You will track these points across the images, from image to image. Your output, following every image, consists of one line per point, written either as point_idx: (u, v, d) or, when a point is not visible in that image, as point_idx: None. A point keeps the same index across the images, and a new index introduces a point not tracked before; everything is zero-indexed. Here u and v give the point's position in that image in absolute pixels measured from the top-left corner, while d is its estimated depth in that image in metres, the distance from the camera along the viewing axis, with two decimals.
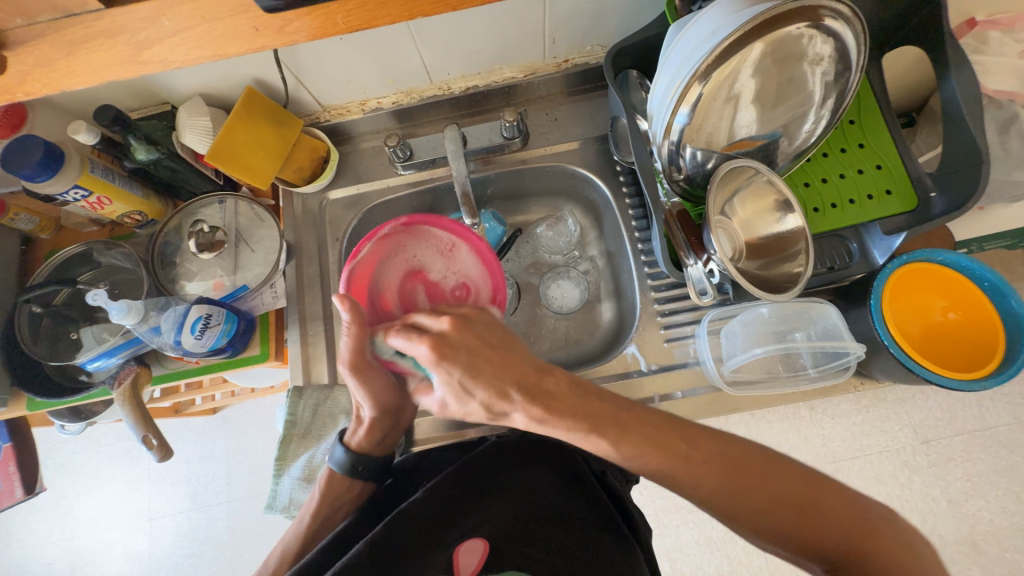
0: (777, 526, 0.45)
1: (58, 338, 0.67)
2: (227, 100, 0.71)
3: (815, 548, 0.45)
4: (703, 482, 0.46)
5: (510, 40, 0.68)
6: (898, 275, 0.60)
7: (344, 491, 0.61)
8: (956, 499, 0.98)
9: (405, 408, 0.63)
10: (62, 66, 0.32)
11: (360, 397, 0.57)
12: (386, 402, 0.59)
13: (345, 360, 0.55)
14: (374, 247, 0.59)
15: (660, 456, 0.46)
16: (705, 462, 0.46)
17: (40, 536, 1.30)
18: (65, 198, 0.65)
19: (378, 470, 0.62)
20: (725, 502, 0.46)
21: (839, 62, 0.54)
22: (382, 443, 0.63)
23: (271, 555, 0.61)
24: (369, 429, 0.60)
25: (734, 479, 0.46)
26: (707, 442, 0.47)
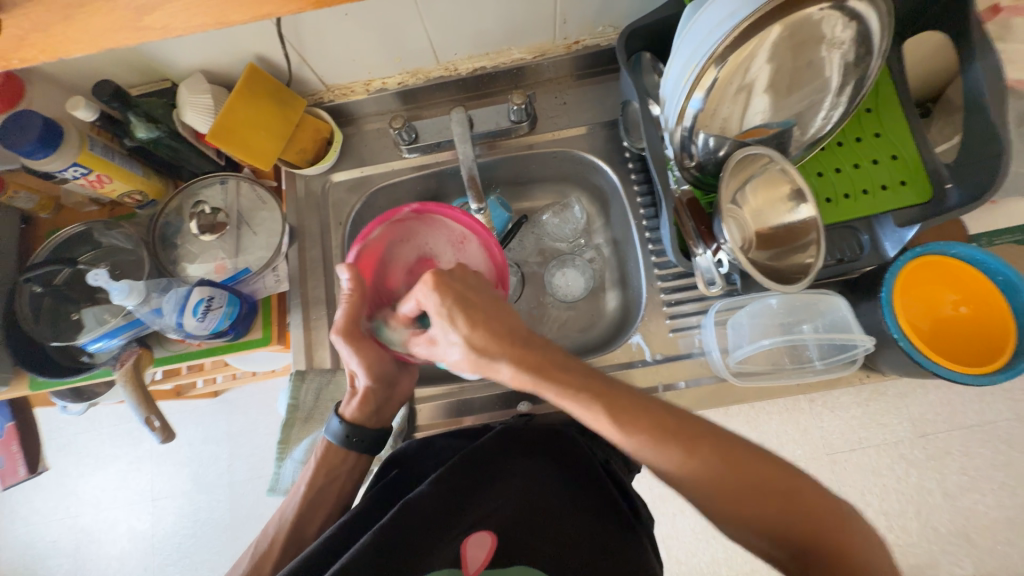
0: (751, 515, 0.46)
1: (59, 317, 0.67)
2: (229, 77, 0.69)
3: (783, 534, 0.46)
4: (685, 470, 0.47)
5: (520, 18, 0.66)
6: (909, 268, 0.59)
7: (340, 461, 0.63)
8: (952, 492, 0.99)
9: (399, 380, 0.64)
10: (59, 32, 0.30)
11: (355, 365, 0.59)
12: (380, 373, 0.61)
13: (339, 328, 0.56)
14: (383, 230, 0.60)
15: (651, 432, 0.47)
16: (693, 449, 0.47)
17: (44, 514, 1.32)
18: (64, 175, 0.63)
19: (375, 441, 0.63)
20: (706, 488, 0.47)
21: (861, 46, 0.52)
22: (378, 414, 0.64)
23: (268, 528, 0.62)
24: (363, 400, 0.62)
25: (717, 464, 0.47)
26: (692, 427, 0.48)
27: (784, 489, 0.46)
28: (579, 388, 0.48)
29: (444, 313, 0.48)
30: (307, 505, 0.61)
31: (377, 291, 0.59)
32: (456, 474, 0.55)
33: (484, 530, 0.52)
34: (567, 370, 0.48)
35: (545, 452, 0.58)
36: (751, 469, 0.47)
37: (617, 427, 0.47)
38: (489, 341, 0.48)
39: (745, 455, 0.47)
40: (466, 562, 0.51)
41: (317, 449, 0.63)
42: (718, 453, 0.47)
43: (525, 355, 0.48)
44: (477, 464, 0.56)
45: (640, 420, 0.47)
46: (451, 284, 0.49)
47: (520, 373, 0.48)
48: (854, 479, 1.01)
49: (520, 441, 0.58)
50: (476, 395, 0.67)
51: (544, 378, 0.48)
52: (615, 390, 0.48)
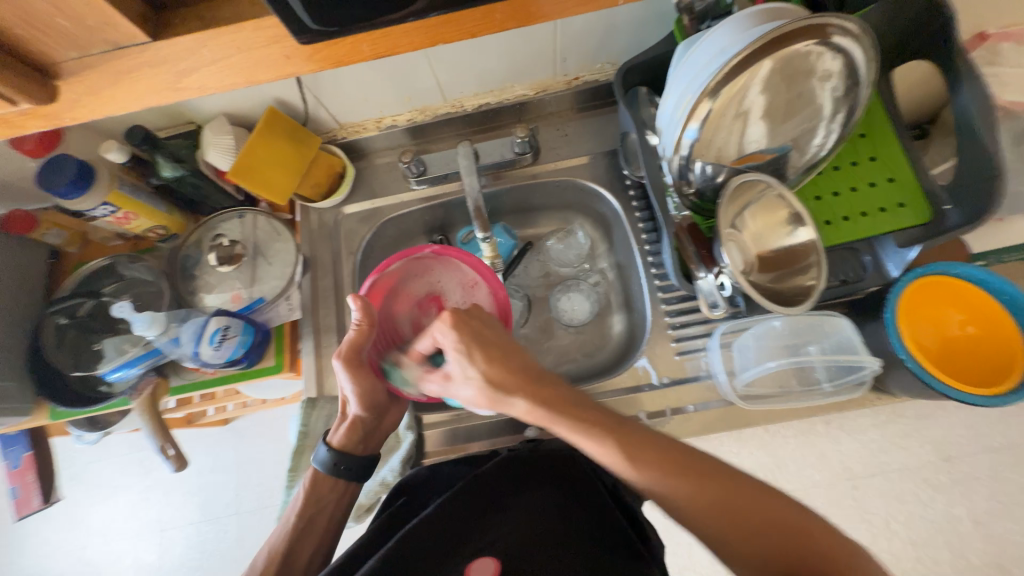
0: (764, 551, 0.44)
1: (81, 348, 0.70)
2: (250, 119, 0.73)
3: (794, 571, 0.43)
4: (697, 503, 0.46)
5: (522, 59, 0.70)
6: (912, 289, 0.60)
7: (328, 490, 0.62)
8: (982, 520, 0.95)
9: (388, 411, 0.65)
10: (106, 94, 0.34)
11: (349, 392, 0.60)
12: (374, 401, 0.62)
13: (341, 353, 0.58)
14: (401, 265, 0.63)
15: (660, 462, 0.47)
16: (698, 479, 0.46)
17: (52, 546, 1.32)
18: (95, 213, 0.67)
19: (362, 471, 0.63)
20: (713, 526, 0.46)
21: (848, 77, 0.55)
22: (366, 442, 0.64)
23: (257, 558, 0.60)
24: (351, 427, 0.63)
25: (723, 500, 0.46)
26: (700, 462, 0.48)
27: (785, 519, 0.45)
28: (592, 422, 0.48)
29: (461, 349, 0.51)
30: (297, 533, 0.60)
31: (386, 320, 0.62)
32: (463, 499, 0.55)
33: (488, 556, 0.50)
34: (580, 406, 0.50)
35: (549, 481, 0.58)
36: (751, 498, 0.46)
37: (628, 460, 0.47)
38: (505, 377, 0.50)
39: (743, 484, 0.47)
40: None
41: (304, 480, 0.62)
42: (722, 484, 0.47)
43: (537, 391, 0.50)
44: (482, 490, 0.56)
45: (648, 449, 0.47)
46: (468, 322, 0.52)
47: (535, 408, 0.49)
48: (877, 507, 0.98)
49: (525, 469, 0.59)
50: (485, 421, 0.68)
51: (561, 414, 0.49)
52: (624, 424, 0.49)
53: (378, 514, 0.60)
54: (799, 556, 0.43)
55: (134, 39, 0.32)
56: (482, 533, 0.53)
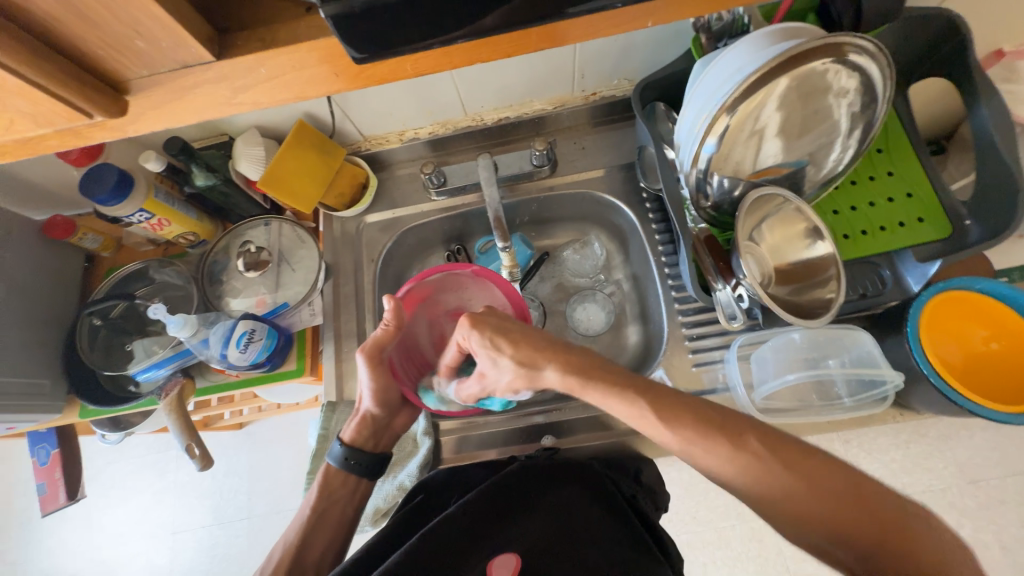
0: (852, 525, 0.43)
1: (112, 348, 0.72)
2: (280, 131, 0.76)
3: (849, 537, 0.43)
4: (735, 466, 0.46)
5: (543, 75, 0.73)
6: (934, 303, 0.59)
7: (339, 485, 0.63)
8: (1011, 547, 0.92)
9: (399, 412, 0.66)
10: (169, 109, 0.36)
11: (365, 389, 0.61)
12: (388, 400, 0.63)
13: (365, 350, 0.59)
14: (440, 276, 0.65)
15: (695, 428, 0.48)
16: (740, 445, 0.46)
17: (68, 545, 1.34)
18: (131, 219, 0.70)
19: (372, 466, 0.63)
20: (760, 490, 0.45)
21: (865, 94, 0.55)
22: (377, 438, 0.65)
23: (274, 552, 0.60)
24: (363, 422, 0.64)
25: (773, 466, 0.45)
26: (736, 422, 0.48)
27: (837, 486, 0.44)
28: (624, 386, 0.50)
29: (488, 345, 0.54)
30: (311, 526, 0.60)
31: (410, 326, 0.64)
32: (488, 495, 0.55)
33: (510, 551, 0.52)
34: (609, 368, 0.52)
35: (569, 483, 0.58)
36: (808, 469, 0.45)
37: (662, 423, 0.48)
38: (533, 357, 0.53)
39: (799, 453, 0.46)
40: None
41: (318, 475, 0.63)
42: (766, 443, 0.46)
43: (565, 354, 0.53)
44: (506, 491, 0.56)
45: (682, 415, 0.48)
46: (486, 319, 0.55)
47: (566, 374, 0.52)
48: None
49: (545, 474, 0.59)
50: (499, 429, 0.68)
51: (591, 380, 0.51)
52: (658, 388, 0.50)
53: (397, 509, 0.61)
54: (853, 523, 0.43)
55: (201, 59, 0.34)
56: (509, 530, 0.54)
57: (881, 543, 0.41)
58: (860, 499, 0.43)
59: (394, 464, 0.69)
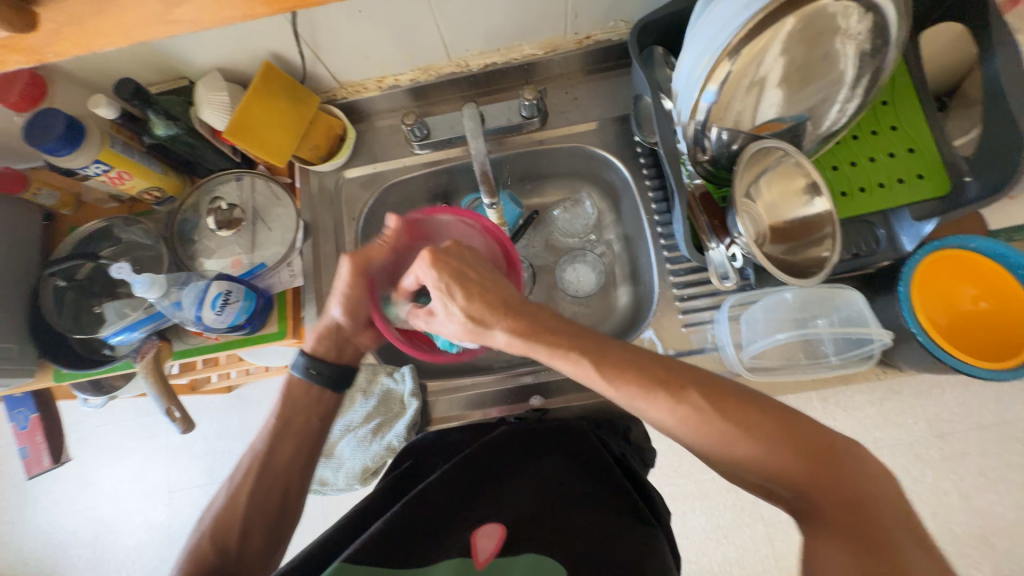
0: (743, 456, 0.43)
1: (81, 311, 0.68)
2: (244, 75, 0.70)
3: (785, 478, 0.42)
4: (683, 425, 0.45)
5: (532, 14, 0.66)
6: (926, 262, 0.59)
7: (302, 395, 0.61)
8: (968, 493, 0.98)
9: (365, 330, 0.63)
10: (94, 28, 0.31)
11: (336, 292, 0.59)
12: (355, 312, 0.61)
13: (352, 254, 0.58)
14: (451, 220, 0.62)
15: (639, 382, 0.47)
16: (683, 397, 0.46)
17: (64, 505, 1.35)
18: (87, 172, 0.65)
19: (334, 376, 0.61)
20: (702, 441, 0.45)
21: (878, 37, 0.51)
22: (339, 353, 0.63)
23: (243, 458, 0.59)
24: (321, 333, 0.61)
25: (711, 414, 0.44)
26: (686, 375, 0.47)
27: (783, 437, 0.43)
28: (571, 347, 0.49)
29: (442, 287, 0.51)
30: (275, 435, 0.59)
31: (399, 263, 0.62)
32: (465, 465, 0.57)
33: (495, 521, 0.51)
34: (557, 330, 0.50)
35: (553, 450, 0.59)
36: (738, 413, 0.44)
37: (605, 379, 0.48)
38: (483, 312, 0.51)
39: (739, 403, 0.45)
40: (476, 552, 0.48)
41: (280, 386, 0.61)
42: (705, 395, 0.45)
43: (521, 317, 0.51)
44: (482, 462, 0.58)
45: (627, 372, 0.47)
46: (448, 260, 0.52)
47: (513, 337, 0.51)
48: None
49: (535, 440, 0.60)
50: (488, 389, 0.67)
51: (537, 339, 0.50)
52: (602, 344, 0.49)
53: (385, 475, 0.63)
54: (804, 473, 0.41)
55: None
56: (492, 499, 0.54)
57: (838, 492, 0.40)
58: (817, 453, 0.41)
59: (382, 426, 0.68)
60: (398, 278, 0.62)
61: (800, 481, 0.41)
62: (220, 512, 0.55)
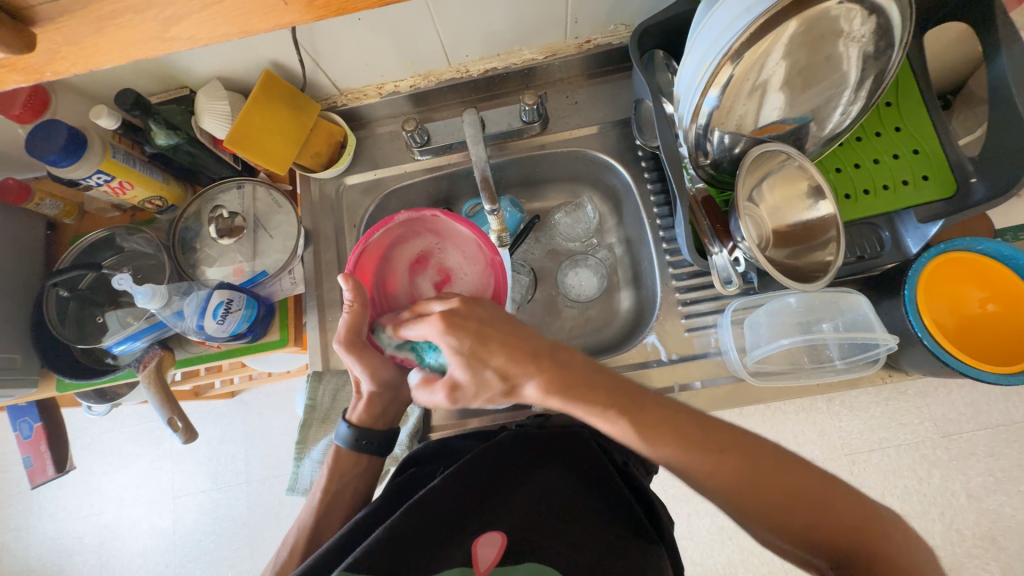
0: (784, 520, 0.44)
1: (84, 321, 0.69)
2: (245, 83, 0.70)
3: (822, 543, 0.43)
4: (714, 478, 0.46)
5: (532, 19, 0.66)
6: (934, 265, 0.58)
7: (351, 466, 0.62)
8: (977, 494, 0.97)
9: (404, 386, 0.63)
10: (91, 44, 0.31)
11: (358, 373, 0.58)
12: (384, 378, 0.60)
13: (340, 338, 0.56)
14: (468, 236, 0.61)
15: (678, 444, 0.46)
16: (722, 457, 0.46)
17: (69, 511, 1.36)
18: (88, 182, 0.65)
19: (383, 443, 0.63)
20: (738, 497, 0.46)
21: (881, 39, 0.51)
22: (383, 417, 0.64)
23: (289, 535, 0.61)
24: (368, 403, 0.62)
25: (751, 476, 0.45)
26: (724, 437, 0.47)
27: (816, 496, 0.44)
28: (605, 405, 0.47)
29: (460, 355, 0.47)
30: (323, 508, 0.60)
31: (398, 241, 0.61)
32: (468, 471, 0.55)
33: (495, 530, 0.51)
34: (599, 386, 0.48)
35: (554, 458, 0.59)
36: (776, 474, 0.45)
37: (641, 439, 0.47)
38: (512, 369, 0.48)
39: (780, 467, 0.45)
40: (477, 561, 0.49)
41: (328, 456, 0.63)
42: (747, 459, 0.46)
43: (557, 369, 0.48)
44: (485, 468, 0.56)
45: (664, 433, 0.46)
46: (462, 322, 0.48)
47: (549, 394, 0.47)
48: (873, 481, 0.99)
49: (534, 449, 0.59)
50: (491, 395, 0.67)
51: (574, 398, 0.47)
52: (638, 399, 0.48)
53: (390, 479, 0.61)
54: (827, 533, 0.43)
55: None
56: (494, 507, 0.53)
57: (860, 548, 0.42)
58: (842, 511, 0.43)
59: None
60: (390, 257, 0.61)
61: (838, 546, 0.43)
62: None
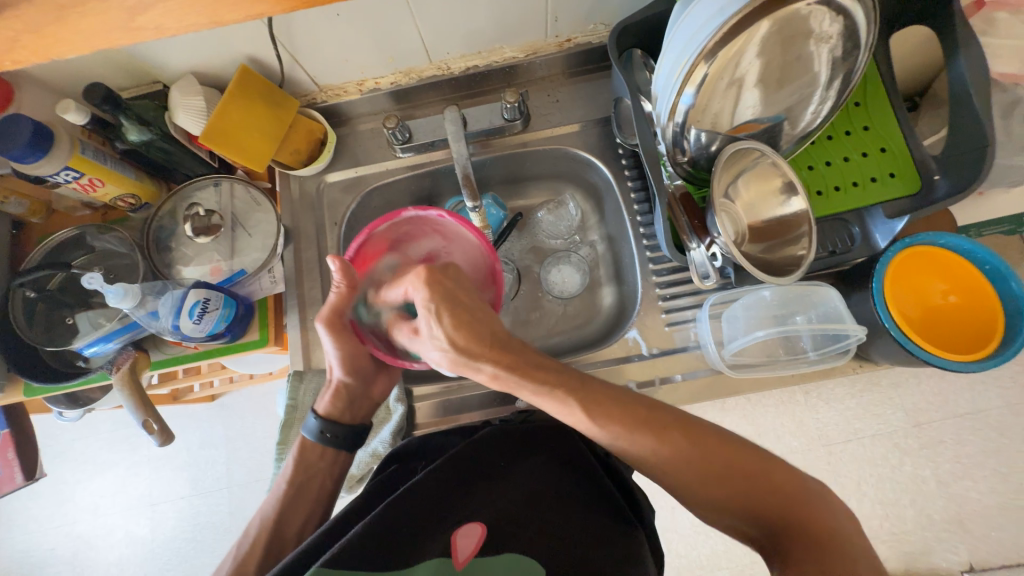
0: (715, 494, 0.47)
1: (53, 323, 0.66)
2: (221, 79, 0.69)
3: (755, 514, 0.46)
4: (658, 456, 0.48)
5: (512, 17, 0.67)
6: (898, 258, 0.60)
7: (317, 458, 0.62)
8: (946, 480, 1.01)
9: (375, 380, 0.65)
10: (50, 33, 0.30)
11: (333, 357, 0.60)
12: (356, 368, 0.61)
13: (323, 317, 0.57)
14: (473, 242, 0.62)
15: (621, 420, 0.48)
16: (664, 436, 0.48)
17: (41, 522, 1.31)
18: (56, 179, 0.63)
19: (349, 438, 0.62)
20: (673, 473, 0.48)
21: (848, 40, 0.52)
22: (352, 411, 0.64)
23: (249, 527, 0.60)
24: (335, 394, 0.62)
25: (690, 453, 0.48)
26: (661, 414, 0.50)
27: (743, 473, 0.47)
28: (553, 385, 0.49)
29: (430, 309, 0.50)
30: (288, 501, 0.60)
31: (403, 237, 0.64)
32: (452, 466, 0.55)
33: (476, 520, 0.51)
34: (546, 368, 0.50)
35: (538, 450, 0.59)
36: (713, 450, 0.48)
37: (587, 417, 0.48)
38: (465, 338, 0.50)
39: (720, 443, 0.48)
40: (455, 551, 0.49)
41: (293, 448, 0.62)
42: (687, 436, 0.48)
43: (506, 351, 0.50)
44: (470, 462, 0.56)
45: (610, 411, 0.49)
46: (441, 281, 0.52)
47: (499, 372, 0.49)
48: (849, 470, 1.03)
49: (519, 440, 0.60)
50: (475, 392, 0.68)
51: (522, 377, 0.49)
52: (586, 382, 0.50)
53: (372, 477, 0.61)
54: (758, 504, 0.46)
55: None
56: (475, 501, 0.53)
57: (783, 516, 0.45)
58: (768, 482, 0.46)
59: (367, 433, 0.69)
60: (397, 252, 0.63)
61: (770, 518, 0.46)
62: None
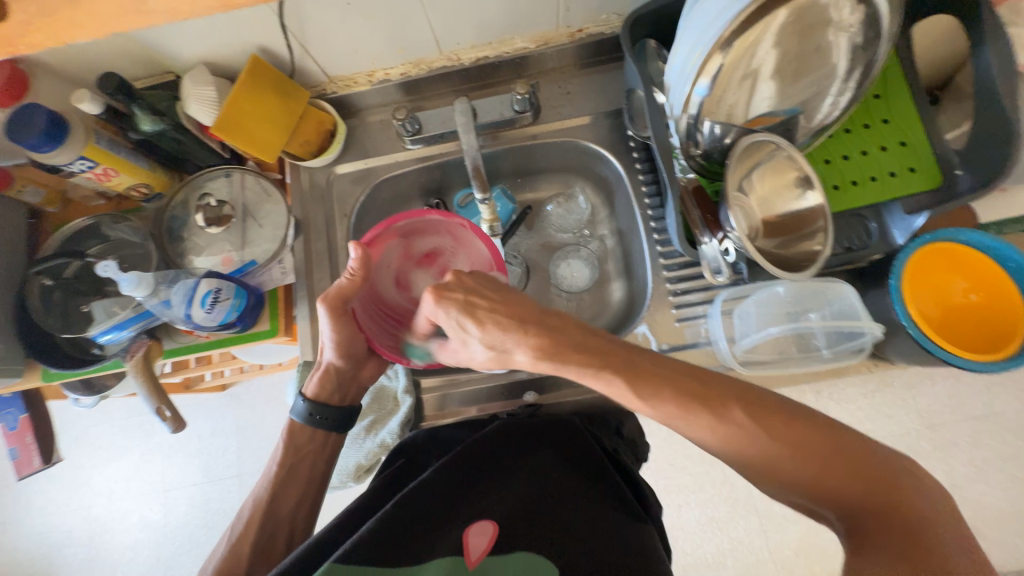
0: (790, 474, 0.44)
1: (69, 311, 0.68)
2: (232, 69, 0.69)
3: (836, 498, 0.43)
4: (719, 435, 0.46)
5: (524, 7, 0.66)
6: (918, 255, 0.59)
7: (307, 441, 0.63)
8: (960, 483, 0.99)
9: (365, 364, 0.65)
10: (66, 16, 0.31)
11: (328, 339, 0.60)
12: (352, 351, 0.62)
13: (326, 300, 0.57)
14: (484, 255, 0.62)
15: (677, 399, 0.46)
16: (723, 415, 0.45)
17: (59, 505, 1.35)
18: (71, 168, 0.64)
19: (340, 418, 0.63)
20: (740, 454, 0.45)
21: (871, 29, 0.51)
22: (342, 392, 0.65)
23: (244, 508, 0.61)
24: (325, 377, 0.63)
25: (760, 432, 0.45)
26: (721, 390, 0.47)
27: (828, 450, 0.44)
28: (598, 367, 0.48)
29: (454, 321, 0.50)
30: (279, 482, 0.61)
31: (412, 233, 0.63)
32: (458, 463, 0.56)
33: (486, 518, 0.51)
34: (591, 349, 0.49)
35: (547, 444, 0.59)
36: (786, 429, 0.44)
37: (640, 397, 0.47)
38: (500, 337, 0.50)
39: (786, 419, 0.45)
40: (467, 550, 0.49)
41: (282, 431, 0.63)
42: (749, 413, 0.45)
43: (546, 332, 0.50)
44: (480, 454, 0.57)
45: (662, 390, 0.47)
46: (455, 292, 0.51)
47: (538, 360, 0.49)
48: None
49: (523, 434, 0.60)
50: (483, 384, 0.68)
51: (560, 362, 0.49)
52: (635, 361, 0.49)
53: (379, 473, 0.62)
54: (843, 483, 0.43)
55: None
56: (481, 499, 0.53)
57: (864, 502, 0.42)
58: (847, 461, 0.43)
59: (375, 423, 0.69)
60: (405, 243, 0.63)
61: (849, 501, 0.43)
62: (224, 561, 0.56)
